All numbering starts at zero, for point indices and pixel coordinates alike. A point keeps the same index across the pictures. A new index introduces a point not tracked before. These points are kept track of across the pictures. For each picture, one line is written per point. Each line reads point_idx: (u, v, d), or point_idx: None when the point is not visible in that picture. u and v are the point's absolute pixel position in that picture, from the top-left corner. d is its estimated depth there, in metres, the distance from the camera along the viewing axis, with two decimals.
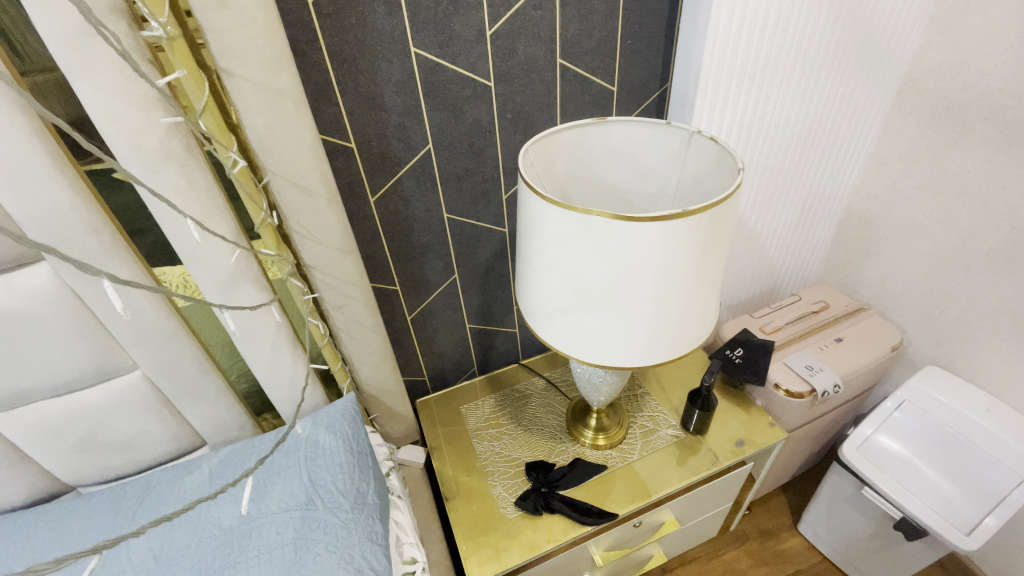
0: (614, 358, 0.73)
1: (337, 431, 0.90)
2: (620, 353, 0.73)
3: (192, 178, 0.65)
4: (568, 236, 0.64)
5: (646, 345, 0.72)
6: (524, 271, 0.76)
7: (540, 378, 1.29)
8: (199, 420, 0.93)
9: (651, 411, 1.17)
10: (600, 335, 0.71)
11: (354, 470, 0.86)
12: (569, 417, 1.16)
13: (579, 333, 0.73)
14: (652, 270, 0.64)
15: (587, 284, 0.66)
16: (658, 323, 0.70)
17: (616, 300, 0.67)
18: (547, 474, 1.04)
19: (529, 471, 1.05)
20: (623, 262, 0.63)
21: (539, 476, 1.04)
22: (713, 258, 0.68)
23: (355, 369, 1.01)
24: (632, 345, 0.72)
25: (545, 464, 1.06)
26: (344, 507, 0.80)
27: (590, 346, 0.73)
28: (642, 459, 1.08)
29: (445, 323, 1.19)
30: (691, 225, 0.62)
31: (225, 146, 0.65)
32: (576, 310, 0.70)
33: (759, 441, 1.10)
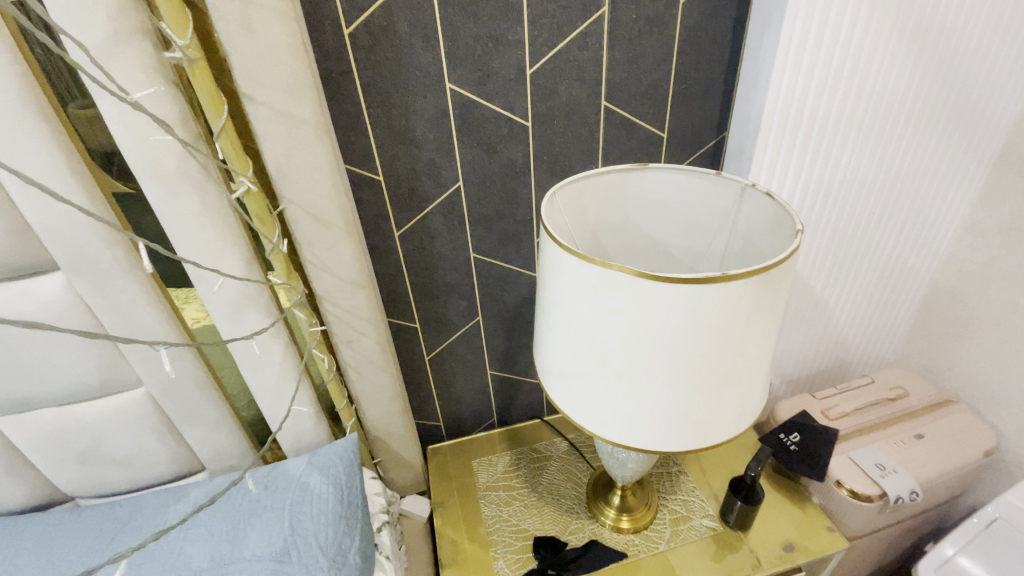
0: (632, 438, 0.63)
1: (331, 476, 0.83)
2: (639, 433, 0.63)
3: (207, 200, 0.64)
4: (586, 292, 0.56)
5: (671, 427, 0.62)
6: (541, 325, 0.69)
7: (563, 441, 1.18)
8: (199, 444, 0.90)
9: (684, 494, 1.02)
10: (616, 409, 0.62)
11: (340, 522, 0.79)
12: (590, 490, 1.04)
13: (593, 404, 0.64)
14: (682, 340, 0.54)
15: (605, 349, 0.58)
16: (688, 403, 0.60)
17: (637, 371, 0.58)
18: (555, 554, 0.92)
19: (536, 548, 0.94)
20: (646, 328, 0.54)
21: (545, 556, 0.92)
22: (760, 331, 0.58)
23: (364, 411, 0.96)
24: (654, 426, 0.62)
25: (554, 542, 0.94)
26: (320, 565, 0.73)
27: (604, 421, 0.64)
28: (668, 552, 0.93)
29: (464, 368, 1.12)
30: (732, 292, 0.52)
31: (239, 171, 0.63)
32: (590, 377, 0.62)
33: (815, 548, 0.91)
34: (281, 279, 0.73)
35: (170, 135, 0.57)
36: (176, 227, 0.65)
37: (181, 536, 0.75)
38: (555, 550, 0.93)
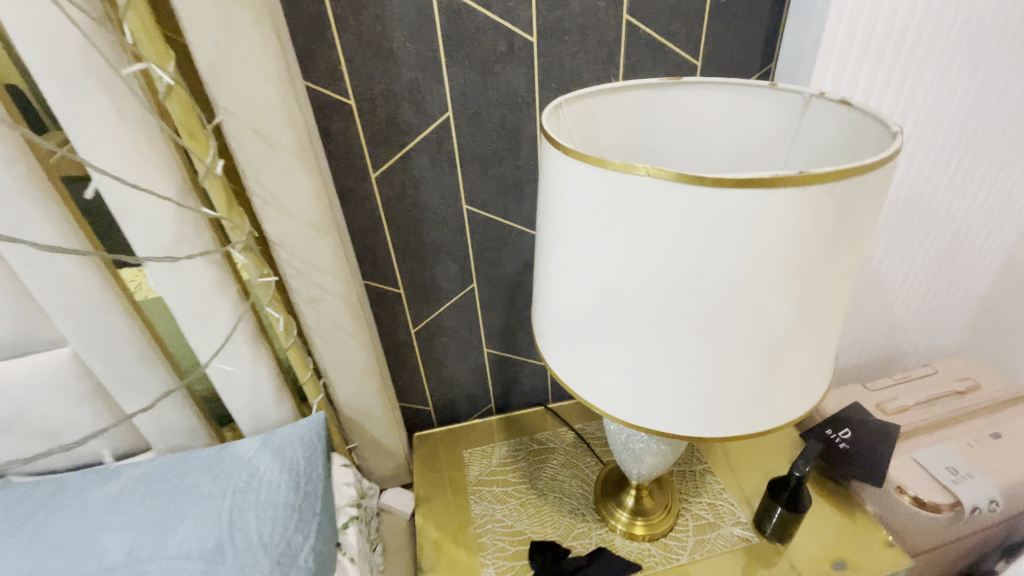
0: (655, 420, 0.48)
1: (286, 461, 0.70)
2: (666, 413, 0.47)
3: (119, 104, 0.51)
4: (597, 215, 0.41)
5: (708, 406, 0.46)
6: (540, 274, 0.53)
7: (568, 431, 1.02)
8: (142, 419, 0.78)
9: (711, 497, 0.86)
10: (635, 381, 0.47)
11: (291, 516, 0.65)
12: (599, 489, 0.89)
13: (605, 374, 0.48)
14: (731, 281, 0.39)
15: (620, 295, 0.43)
16: (733, 373, 0.44)
17: (665, 326, 0.42)
18: (555, 563, 0.78)
19: (532, 555, 0.79)
20: (680, 263, 0.39)
21: (542, 565, 0.77)
22: (838, 274, 0.42)
23: (334, 387, 0.82)
24: (685, 404, 0.46)
25: (554, 548, 0.80)
26: (261, 567, 0.59)
27: (620, 396, 0.49)
28: (691, 565, 0.77)
29: (457, 343, 0.98)
30: (806, 208, 0.36)
31: (159, 62, 0.50)
32: (602, 337, 0.47)
33: (872, 568, 0.74)
34: (220, 213, 0.59)
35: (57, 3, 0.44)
36: (80, 135, 0.51)
37: (101, 523, 0.62)
38: (554, 558, 0.78)
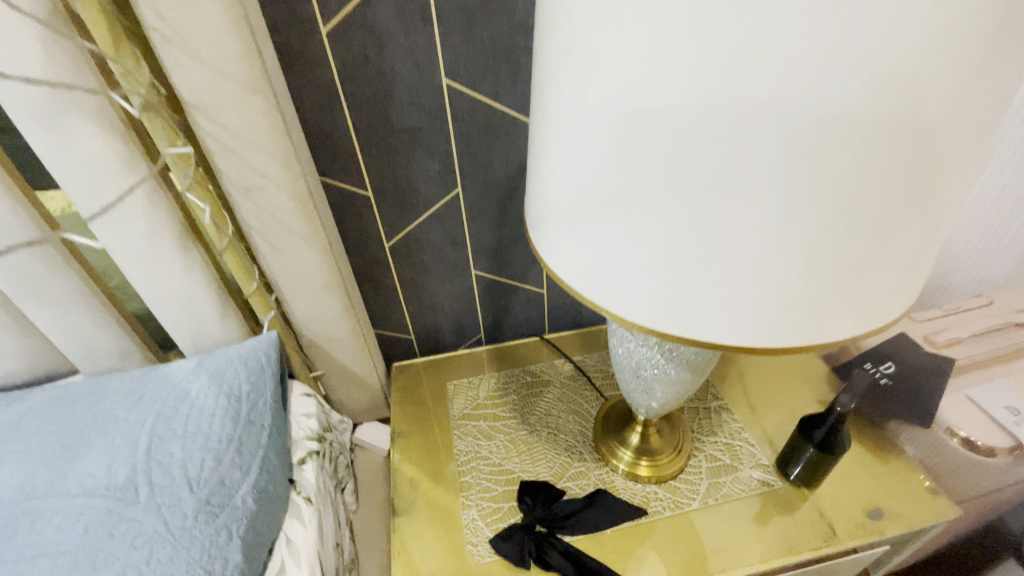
0: (686, 323, 0.37)
1: (225, 385, 0.58)
2: (702, 313, 0.36)
3: None
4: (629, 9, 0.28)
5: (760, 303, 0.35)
6: (540, 141, 0.41)
7: (567, 365, 0.90)
8: (60, 337, 0.65)
9: (729, 438, 0.75)
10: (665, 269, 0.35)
11: (228, 447, 0.53)
12: (599, 426, 0.78)
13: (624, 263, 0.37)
14: (815, 100, 0.27)
15: (647, 135, 0.31)
16: (801, 254, 0.33)
17: (714, 183, 0.30)
18: (548, 504, 0.68)
19: (520, 497, 0.69)
20: (750, 62, 0.27)
21: (532, 507, 0.67)
22: (966, 102, 0.29)
23: (289, 304, 0.69)
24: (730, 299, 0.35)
25: (546, 488, 0.69)
26: (183, 507, 0.48)
27: (642, 292, 0.37)
28: (704, 510, 0.67)
29: (440, 262, 0.83)
30: None
31: None
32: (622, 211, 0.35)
33: (913, 518, 0.64)
34: (105, 52, 0.44)
35: None
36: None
37: None
38: (547, 499, 0.68)
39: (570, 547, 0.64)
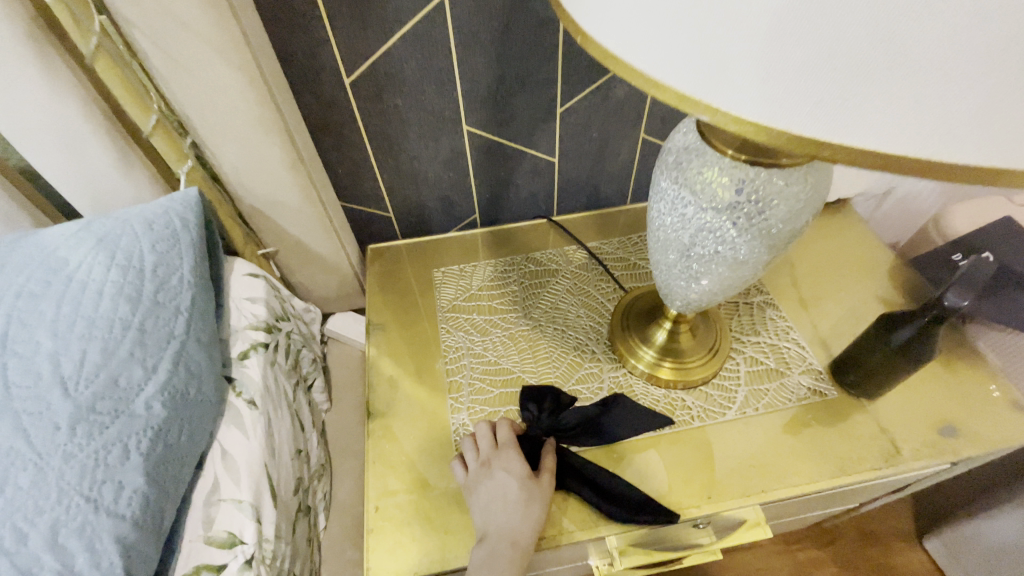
0: (870, 121, 0.19)
1: (117, 254, 0.42)
2: (912, 96, 0.18)
3: None
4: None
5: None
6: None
7: (579, 251, 0.74)
8: None
9: (774, 338, 0.62)
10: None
11: (122, 336, 0.39)
12: (618, 321, 0.64)
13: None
14: None
15: None
16: None
17: None
18: (555, 414, 0.55)
19: (522, 404, 0.56)
20: None
21: (536, 417, 0.55)
22: None
23: (210, 154, 0.51)
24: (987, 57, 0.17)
25: (553, 395, 0.56)
26: (54, 416, 0.34)
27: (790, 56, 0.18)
28: (740, 421, 0.56)
29: (422, 112, 0.61)
30: None
31: None
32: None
33: (992, 437, 0.54)
34: None
35: None
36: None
37: None
38: (555, 407, 0.55)
39: (581, 462, 0.53)
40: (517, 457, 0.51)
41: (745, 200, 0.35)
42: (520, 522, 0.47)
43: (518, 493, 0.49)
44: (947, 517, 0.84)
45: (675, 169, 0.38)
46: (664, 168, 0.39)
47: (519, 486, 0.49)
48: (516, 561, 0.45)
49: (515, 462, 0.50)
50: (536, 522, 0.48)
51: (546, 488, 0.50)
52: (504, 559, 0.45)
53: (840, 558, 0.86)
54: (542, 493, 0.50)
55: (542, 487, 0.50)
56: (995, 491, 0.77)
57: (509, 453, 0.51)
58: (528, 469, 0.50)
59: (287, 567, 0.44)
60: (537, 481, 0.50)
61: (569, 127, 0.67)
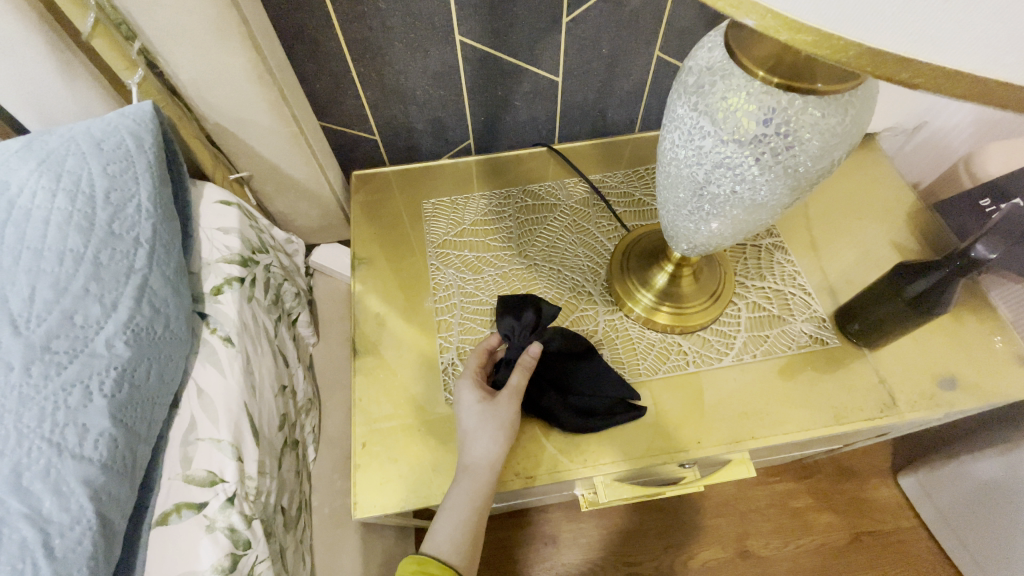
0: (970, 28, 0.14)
1: (64, 177, 0.38)
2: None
3: None
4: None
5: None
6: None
7: (580, 185, 0.69)
8: None
9: (780, 283, 0.59)
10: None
11: (74, 269, 0.35)
12: (619, 262, 0.60)
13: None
14: None
15: None
16: None
17: None
18: (536, 330, 0.53)
19: (501, 318, 0.54)
20: None
21: (514, 333, 0.53)
22: None
23: (164, 61, 0.45)
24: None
25: (532, 309, 0.54)
26: (6, 355, 0.32)
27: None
28: (733, 369, 0.54)
29: (409, 16, 0.54)
30: None
31: None
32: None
33: (992, 390, 0.52)
34: None
35: None
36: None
37: None
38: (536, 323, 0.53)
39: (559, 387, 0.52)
40: (468, 387, 0.50)
41: (773, 132, 0.31)
42: (496, 461, 0.47)
43: (471, 421, 0.48)
44: (925, 458, 0.87)
45: (695, 93, 0.33)
46: (682, 92, 0.34)
47: (471, 414, 0.48)
48: (477, 491, 0.46)
49: (465, 392, 0.50)
50: (495, 445, 0.47)
51: (505, 409, 0.48)
52: (473, 492, 0.46)
53: (816, 492, 0.89)
54: (500, 414, 0.48)
55: (497, 409, 0.48)
56: (978, 433, 0.78)
57: (462, 383, 0.51)
58: (479, 396, 0.49)
59: (275, 500, 0.44)
60: (491, 404, 0.49)
61: (576, 41, 0.59)
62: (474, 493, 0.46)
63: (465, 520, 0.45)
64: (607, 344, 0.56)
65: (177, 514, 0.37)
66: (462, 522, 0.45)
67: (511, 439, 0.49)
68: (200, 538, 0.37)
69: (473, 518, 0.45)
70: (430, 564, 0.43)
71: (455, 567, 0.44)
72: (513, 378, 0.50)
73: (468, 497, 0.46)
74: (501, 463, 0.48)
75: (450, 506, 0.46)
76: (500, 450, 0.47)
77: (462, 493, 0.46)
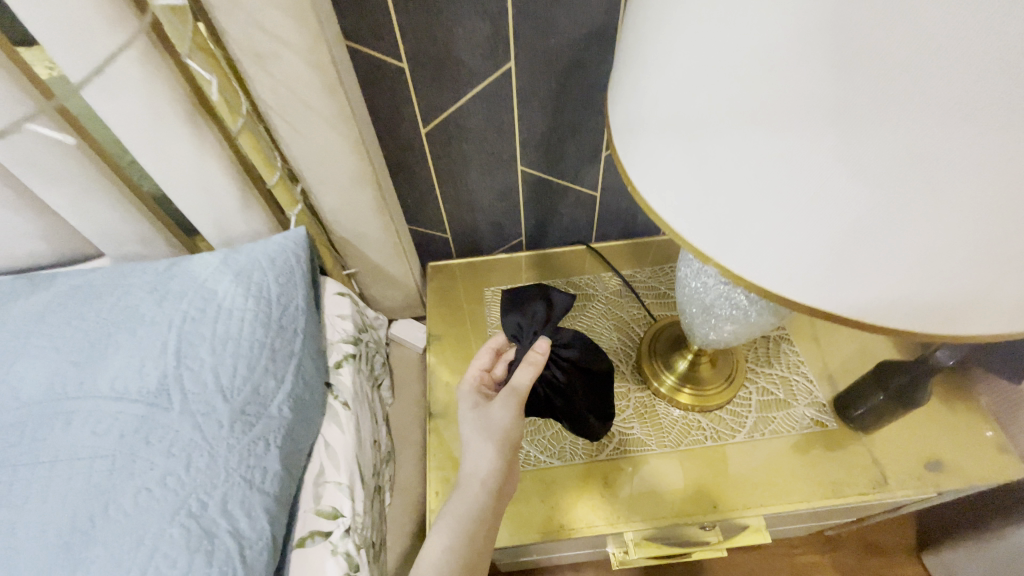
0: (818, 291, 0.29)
1: (252, 286, 0.53)
2: (851, 288, 0.28)
3: None
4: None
5: (939, 281, 0.26)
6: (648, 14, 0.30)
7: (614, 278, 0.83)
8: (79, 220, 0.60)
9: (785, 371, 0.69)
10: (819, 224, 0.26)
11: (261, 354, 0.51)
12: (646, 347, 0.72)
13: (771, 202, 0.27)
14: None
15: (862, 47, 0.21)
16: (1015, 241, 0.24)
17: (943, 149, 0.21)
18: (544, 324, 0.60)
19: (510, 316, 0.62)
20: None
21: (522, 328, 0.61)
22: None
23: (313, 196, 0.62)
24: (896, 278, 0.27)
25: (540, 306, 0.61)
26: (218, 416, 0.46)
27: (775, 256, 0.29)
28: (748, 443, 0.64)
29: (484, 152, 0.70)
30: None
31: None
32: (772, 141, 0.25)
33: (974, 472, 0.61)
34: None
35: None
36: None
37: (22, 346, 0.49)
38: (547, 316, 0.60)
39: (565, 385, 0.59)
40: (467, 394, 0.60)
41: None
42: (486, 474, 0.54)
43: (472, 426, 0.57)
44: (945, 538, 0.91)
45: None
46: None
47: (471, 419, 0.58)
48: (465, 506, 0.52)
49: (468, 397, 0.60)
50: (484, 458, 0.54)
51: (500, 415, 0.56)
52: (462, 506, 0.52)
53: (840, 566, 0.94)
54: (492, 420, 0.56)
55: (492, 415, 0.56)
56: (987, 512, 0.84)
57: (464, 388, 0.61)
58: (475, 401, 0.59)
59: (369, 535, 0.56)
60: (483, 411, 0.57)
61: (611, 168, 0.75)
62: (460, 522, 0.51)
63: (448, 542, 0.50)
64: (637, 417, 0.68)
65: (311, 539, 0.49)
66: (445, 545, 0.50)
67: (504, 448, 0.55)
68: (327, 559, 0.49)
69: (455, 540, 0.50)
70: None
71: None
72: (516, 378, 0.56)
73: (455, 514, 0.52)
74: (495, 480, 0.54)
75: (438, 534, 0.51)
76: (492, 466, 0.54)
77: (452, 510, 0.52)
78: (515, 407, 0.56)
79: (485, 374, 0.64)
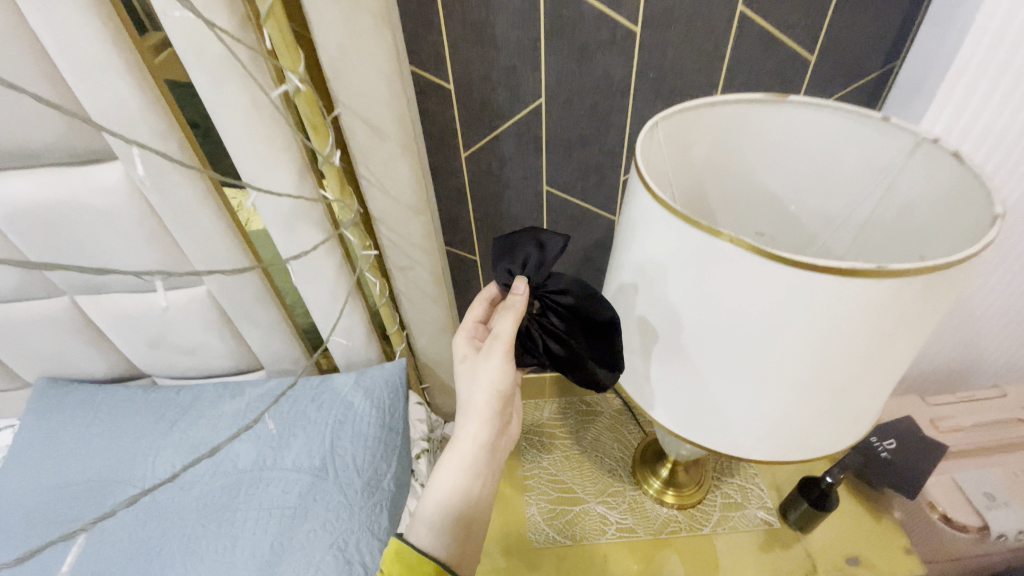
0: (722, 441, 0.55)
1: (374, 399, 0.82)
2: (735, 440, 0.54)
3: (270, 131, 0.58)
4: (701, 254, 0.43)
5: (769, 438, 0.52)
6: (621, 296, 0.56)
7: (616, 399, 1.09)
8: (257, 346, 0.92)
9: (743, 480, 0.93)
10: (709, 409, 0.53)
11: (378, 446, 0.78)
12: (638, 455, 0.97)
13: (685, 395, 0.53)
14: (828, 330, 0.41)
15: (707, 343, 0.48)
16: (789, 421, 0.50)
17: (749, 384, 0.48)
18: (535, 268, 0.57)
19: (499, 262, 0.59)
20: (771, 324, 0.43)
21: (511, 271, 0.58)
22: (899, 353, 0.45)
23: (412, 338, 0.93)
24: (753, 437, 0.52)
25: (528, 247, 0.58)
26: (355, 486, 0.73)
27: (698, 420, 0.55)
28: (713, 536, 0.86)
29: None
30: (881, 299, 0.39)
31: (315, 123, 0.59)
32: (682, 370, 0.51)
33: (883, 567, 0.81)
34: (334, 195, 0.67)
35: (256, 87, 0.54)
36: (215, 104, 0.55)
37: None
38: (540, 260, 0.57)
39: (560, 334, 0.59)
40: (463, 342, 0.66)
41: None
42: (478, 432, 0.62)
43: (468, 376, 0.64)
44: None
45: None
46: None
47: (467, 365, 0.65)
48: (461, 462, 0.61)
49: (462, 348, 0.66)
50: (478, 425, 0.62)
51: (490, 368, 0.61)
52: (458, 464, 0.61)
53: None
54: (483, 372, 0.61)
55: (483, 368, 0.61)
56: None
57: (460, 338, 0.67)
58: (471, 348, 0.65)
59: None
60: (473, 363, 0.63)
61: None
62: (466, 467, 0.61)
63: (444, 499, 0.60)
64: (630, 510, 0.91)
65: None
66: (441, 500, 0.60)
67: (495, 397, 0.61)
68: None
69: (450, 498, 0.60)
70: (405, 552, 0.55)
71: (429, 552, 0.57)
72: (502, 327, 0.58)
73: (453, 467, 0.61)
74: (487, 442, 0.62)
75: (434, 492, 0.61)
76: (482, 430, 0.62)
77: (451, 464, 0.62)
78: (502, 354, 0.59)
79: (479, 324, 0.69)
